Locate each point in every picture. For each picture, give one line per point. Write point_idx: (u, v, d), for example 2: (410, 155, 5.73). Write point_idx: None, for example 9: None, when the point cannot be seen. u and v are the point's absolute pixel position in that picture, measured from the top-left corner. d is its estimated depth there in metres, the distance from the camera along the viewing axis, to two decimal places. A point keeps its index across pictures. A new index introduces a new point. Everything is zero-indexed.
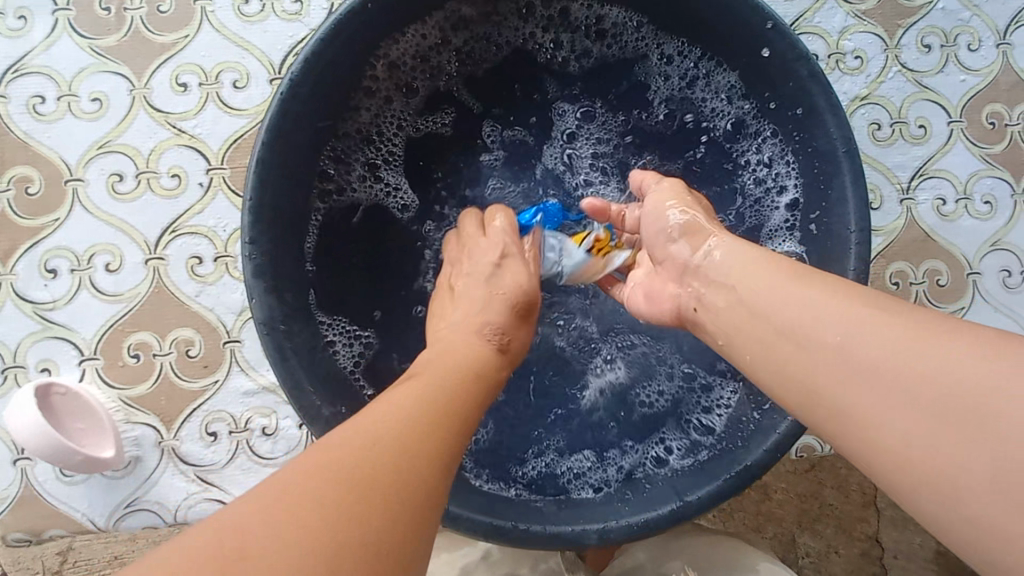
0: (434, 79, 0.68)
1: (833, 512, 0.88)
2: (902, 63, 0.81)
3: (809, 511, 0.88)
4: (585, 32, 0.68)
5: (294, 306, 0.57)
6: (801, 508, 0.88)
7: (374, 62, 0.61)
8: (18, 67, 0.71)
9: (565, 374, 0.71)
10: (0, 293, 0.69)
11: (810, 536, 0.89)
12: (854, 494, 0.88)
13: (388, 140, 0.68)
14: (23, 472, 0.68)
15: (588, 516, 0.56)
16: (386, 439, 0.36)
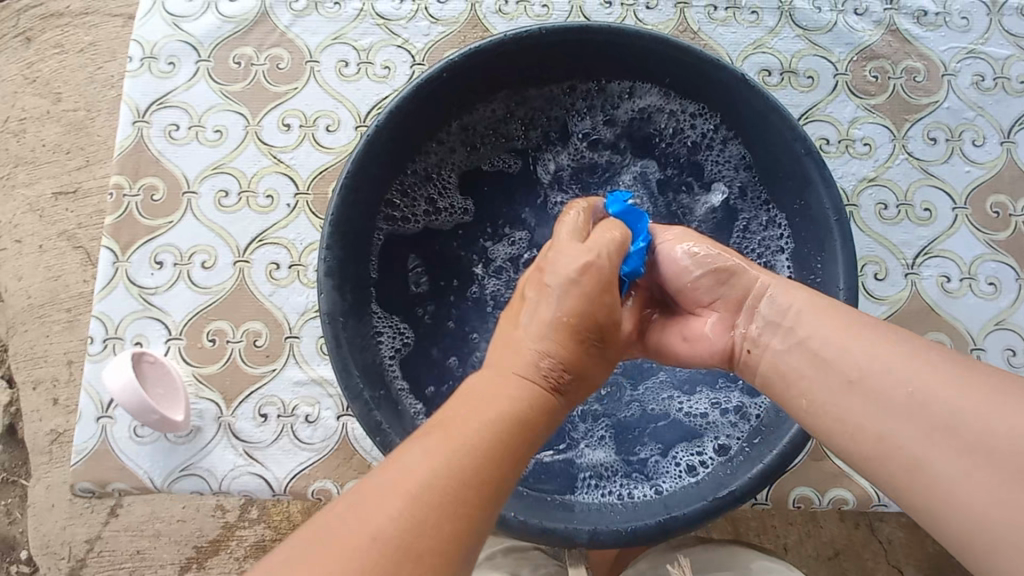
0: (489, 133, 0.80)
1: None
2: (908, 152, 0.90)
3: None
4: (618, 102, 0.80)
5: (353, 305, 0.68)
6: None
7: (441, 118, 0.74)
8: (163, 100, 0.89)
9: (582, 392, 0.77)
10: (115, 276, 0.83)
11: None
12: None
13: (446, 182, 0.80)
14: (103, 428, 0.80)
15: (588, 521, 0.62)
16: (427, 494, 0.41)
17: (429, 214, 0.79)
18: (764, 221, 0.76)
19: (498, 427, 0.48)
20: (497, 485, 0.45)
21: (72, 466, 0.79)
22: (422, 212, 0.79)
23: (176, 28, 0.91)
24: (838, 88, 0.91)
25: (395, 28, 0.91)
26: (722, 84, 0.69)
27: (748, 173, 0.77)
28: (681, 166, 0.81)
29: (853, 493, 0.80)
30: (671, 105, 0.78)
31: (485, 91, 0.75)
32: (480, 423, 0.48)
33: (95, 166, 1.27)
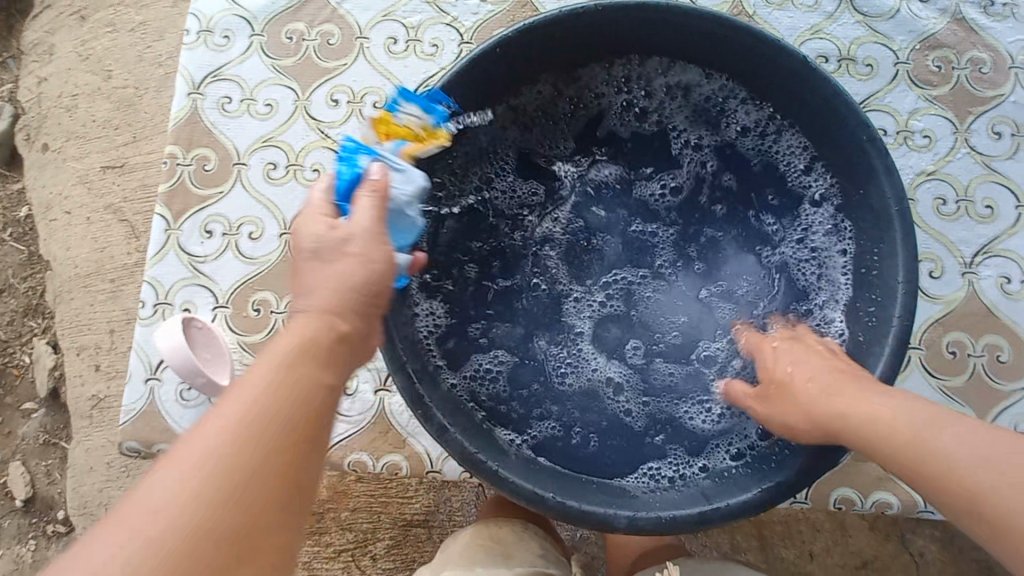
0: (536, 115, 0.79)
1: None
2: (971, 146, 0.86)
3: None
4: (669, 85, 0.78)
5: (399, 278, 0.68)
6: None
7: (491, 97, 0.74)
8: (216, 73, 0.91)
9: (626, 376, 0.77)
10: (167, 243, 0.86)
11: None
12: None
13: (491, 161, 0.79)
14: (151, 390, 0.82)
15: (630, 505, 0.62)
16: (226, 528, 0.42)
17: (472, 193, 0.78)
18: (818, 215, 0.74)
19: (275, 427, 0.45)
20: (274, 508, 0.44)
21: (121, 425, 0.82)
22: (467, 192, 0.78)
23: (231, 2, 0.92)
24: (898, 78, 0.87)
25: (444, 6, 0.90)
26: (783, 68, 0.68)
27: (803, 164, 0.75)
28: (732, 156, 0.79)
29: (898, 496, 0.78)
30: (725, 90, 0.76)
31: (534, 71, 0.74)
32: (264, 430, 0.45)
33: (142, 142, 1.30)
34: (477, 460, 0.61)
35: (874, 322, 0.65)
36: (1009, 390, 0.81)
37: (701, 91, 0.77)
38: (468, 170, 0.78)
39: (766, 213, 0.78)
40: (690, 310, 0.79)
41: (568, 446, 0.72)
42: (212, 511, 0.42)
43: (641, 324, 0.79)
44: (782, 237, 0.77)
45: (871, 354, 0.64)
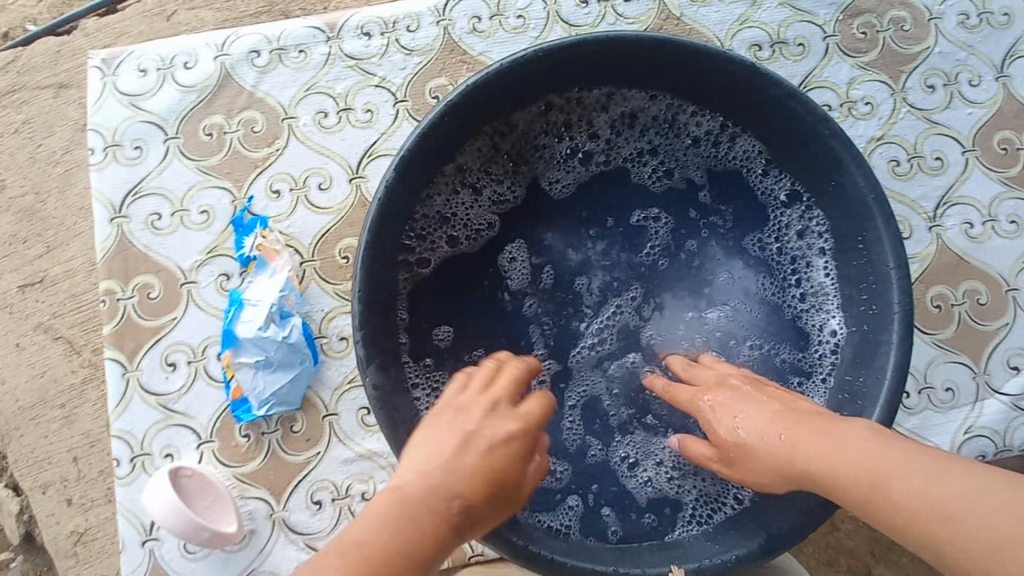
0: (496, 168, 0.76)
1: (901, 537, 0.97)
2: (910, 104, 0.88)
3: (881, 541, 0.97)
4: (618, 111, 0.76)
5: (398, 380, 0.64)
6: (871, 537, 0.97)
7: (445, 163, 0.70)
8: (136, 189, 0.82)
9: (649, 413, 0.76)
10: (127, 388, 0.78)
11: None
12: None
13: (459, 224, 0.76)
14: (151, 551, 0.75)
15: (688, 557, 0.62)
16: None
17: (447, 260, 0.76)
18: (791, 214, 0.75)
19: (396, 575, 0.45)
20: None
21: None
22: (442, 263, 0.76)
23: (134, 108, 0.84)
24: (831, 51, 0.89)
25: (369, 66, 0.85)
26: (730, 79, 0.66)
27: (763, 165, 0.75)
28: (696, 168, 0.79)
29: None
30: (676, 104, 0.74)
31: (483, 128, 0.71)
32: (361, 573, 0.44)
33: (59, 251, 1.05)
34: (530, 554, 0.58)
35: (876, 310, 0.65)
36: (994, 329, 0.84)
37: (653, 111, 0.76)
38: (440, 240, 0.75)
39: (740, 220, 0.79)
40: (693, 333, 0.79)
41: (605, 502, 0.73)
42: None
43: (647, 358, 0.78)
44: (761, 241, 0.78)
45: (881, 344, 0.64)
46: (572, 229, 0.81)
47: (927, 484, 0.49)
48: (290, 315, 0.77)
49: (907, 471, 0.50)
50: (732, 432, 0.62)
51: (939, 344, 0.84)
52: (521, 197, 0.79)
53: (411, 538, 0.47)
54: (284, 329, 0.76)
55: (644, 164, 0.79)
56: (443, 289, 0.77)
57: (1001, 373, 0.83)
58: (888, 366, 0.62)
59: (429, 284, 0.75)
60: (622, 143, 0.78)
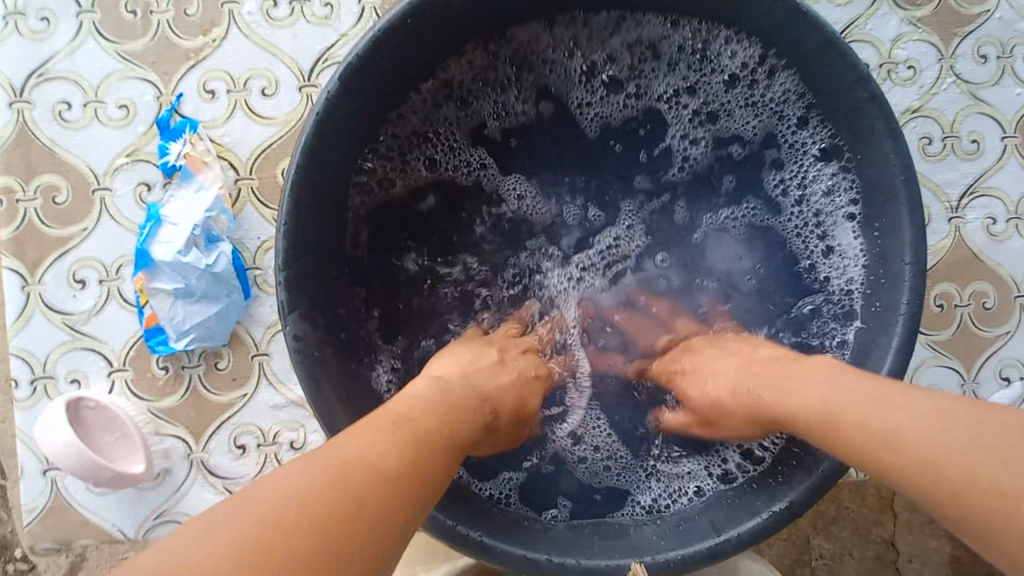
0: (491, 88, 0.66)
1: (848, 514, 0.98)
2: (957, 74, 0.77)
3: (825, 515, 0.98)
4: (640, 36, 0.63)
5: (327, 330, 0.55)
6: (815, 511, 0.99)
7: (415, 77, 0.58)
8: (41, 71, 0.69)
9: (608, 395, 0.70)
10: (29, 303, 0.68)
11: (817, 562, 0.99)
12: (871, 500, 0.98)
13: (444, 145, 0.67)
14: (54, 481, 0.69)
15: (636, 551, 0.54)
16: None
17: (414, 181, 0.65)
18: (825, 175, 0.63)
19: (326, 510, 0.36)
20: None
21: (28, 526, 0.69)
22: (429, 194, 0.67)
23: None
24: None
25: None
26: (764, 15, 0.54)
27: (806, 119, 0.63)
28: (730, 112, 0.67)
29: None
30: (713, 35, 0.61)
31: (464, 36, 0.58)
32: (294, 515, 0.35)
33: None
34: (457, 534, 0.52)
35: (880, 309, 0.57)
36: (993, 336, 0.77)
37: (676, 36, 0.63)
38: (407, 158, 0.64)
39: (774, 177, 0.68)
40: (672, 312, 0.71)
41: (551, 482, 0.65)
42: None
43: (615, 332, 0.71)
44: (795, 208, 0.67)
45: (876, 347, 0.56)
46: (551, 178, 0.71)
47: (913, 409, 0.42)
48: (218, 240, 0.67)
49: (881, 400, 0.44)
50: (704, 394, 0.60)
51: (931, 345, 0.78)
52: (525, 125, 0.69)
53: (393, 458, 0.41)
54: (210, 255, 0.66)
55: (655, 104, 0.68)
56: (407, 212, 0.67)
57: (990, 384, 0.77)
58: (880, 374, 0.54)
59: (411, 215, 0.67)
60: (648, 77, 0.67)
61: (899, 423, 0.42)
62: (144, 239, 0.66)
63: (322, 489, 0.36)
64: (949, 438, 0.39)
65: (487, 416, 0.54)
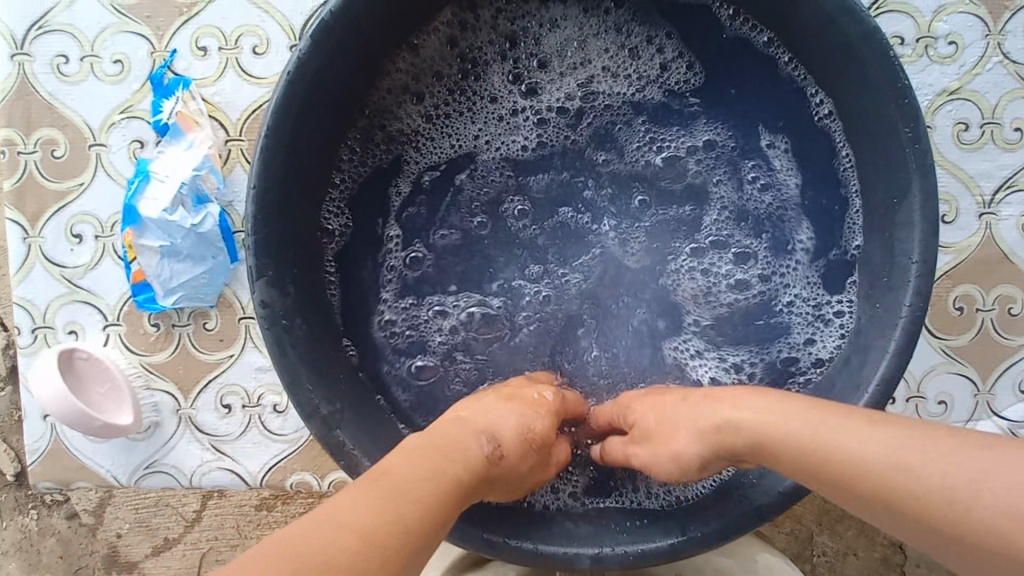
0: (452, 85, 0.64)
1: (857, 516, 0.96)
2: (1004, 53, 0.69)
3: (831, 513, 0.96)
4: (571, 33, 0.64)
5: (299, 299, 0.54)
6: (822, 510, 0.95)
7: (376, 41, 0.56)
8: (41, 23, 0.69)
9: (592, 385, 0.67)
10: (29, 255, 0.70)
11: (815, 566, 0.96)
12: None
13: (393, 131, 0.64)
14: (53, 427, 0.72)
15: (576, 539, 0.53)
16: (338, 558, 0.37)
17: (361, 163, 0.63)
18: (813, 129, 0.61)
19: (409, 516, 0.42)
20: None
21: (29, 466, 0.73)
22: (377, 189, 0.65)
23: None
24: None
25: None
26: None
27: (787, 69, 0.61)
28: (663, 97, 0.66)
29: None
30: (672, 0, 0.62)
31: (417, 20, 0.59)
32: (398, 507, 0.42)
33: None
34: None
35: (880, 309, 0.53)
36: (1014, 345, 0.72)
37: (611, 37, 0.64)
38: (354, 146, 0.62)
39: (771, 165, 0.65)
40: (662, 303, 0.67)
41: None
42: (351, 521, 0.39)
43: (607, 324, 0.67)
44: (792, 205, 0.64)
45: (873, 348, 0.52)
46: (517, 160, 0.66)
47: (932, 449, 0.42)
48: (207, 201, 0.68)
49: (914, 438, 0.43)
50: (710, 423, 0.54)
51: (945, 351, 0.72)
52: (464, 116, 0.65)
53: (416, 517, 0.42)
54: (197, 216, 0.67)
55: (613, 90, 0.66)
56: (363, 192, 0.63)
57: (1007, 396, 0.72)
58: (873, 378, 0.51)
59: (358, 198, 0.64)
60: (585, 76, 0.65)
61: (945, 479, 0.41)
62: (131, 202, 0.67)
63: (363, 546, 0.38)
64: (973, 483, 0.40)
65: (484, 450, 0.52)
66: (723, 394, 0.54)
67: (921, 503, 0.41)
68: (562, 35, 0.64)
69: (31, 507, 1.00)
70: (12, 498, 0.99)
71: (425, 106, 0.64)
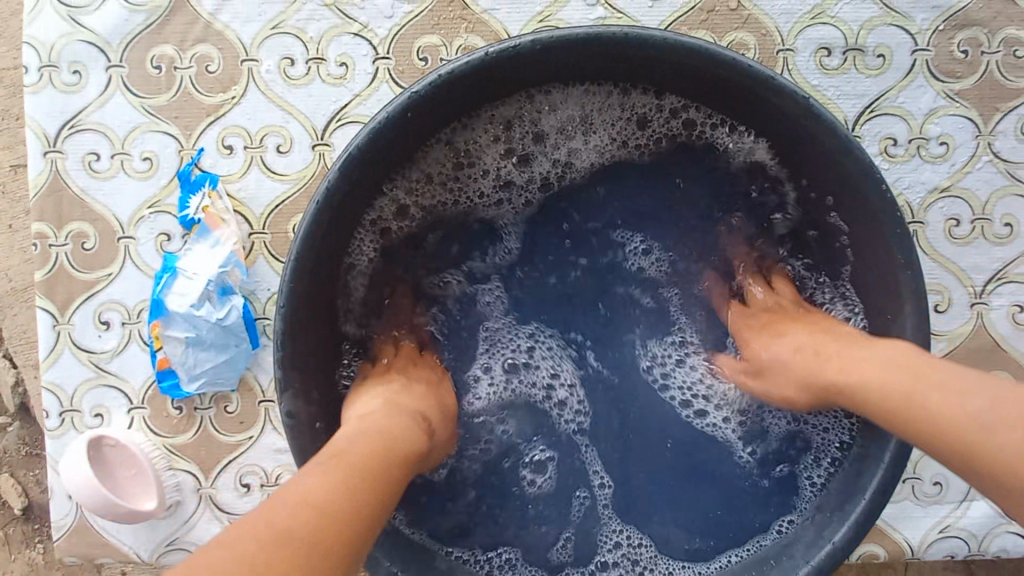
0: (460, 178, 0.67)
1: None
2: (994, 153, 0.72)
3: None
4: (571, 114, 0.65)
5: (321, 404, 0.57)
6: None
7: (393, 162, 0.59)
8: (74, 122, 0.72)
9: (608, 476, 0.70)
10: (59, 341, 0.73)
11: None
12: None
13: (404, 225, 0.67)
14: (77, 506, 0.74)
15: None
16: (257, 546, 0.40)
17: (381, 263, 0.66)
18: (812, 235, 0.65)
19: (331, 481, 0.45)
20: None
21: (54, 543, 0.75)
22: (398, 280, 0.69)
23: (74, 23, 0.72)
24: (916, 70, 0.72)
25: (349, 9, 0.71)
26: (769, 108, 0.54)
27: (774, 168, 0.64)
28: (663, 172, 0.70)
29: (884, 548, 0.74)
30: (676, 103, 0.63)
31: (430, 136, 0.60)
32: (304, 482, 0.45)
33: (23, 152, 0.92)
34: None
35: (876, 419, 0.56)
36: None
37: (615, 123, 0.66)
38: (369, 250, 0.65)
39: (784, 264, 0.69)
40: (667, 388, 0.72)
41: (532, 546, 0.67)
42: (282, 502, 0.43)
43: (619, 423, 0.71)
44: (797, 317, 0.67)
45: (869, 457, 0.55)
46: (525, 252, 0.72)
47: (950, 394, 0.47)
48: (231, 293, 0.71)
49: (947, 388, 0.47)
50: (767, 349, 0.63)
51: None
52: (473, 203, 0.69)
53: (341, 492, 0.45)
54: (222, 309, 0.70)
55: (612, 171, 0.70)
56: (383, 285, 0.68)
57: None
58: (869, 487, 0.53)
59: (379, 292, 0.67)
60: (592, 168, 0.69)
61: (950, 426, 0.46)
62: (158, 295, 0.70)
63: (271, 539, 0.40)
64: (989, 428, 0.44)
65: (420, 430, 0.57)
66: (831, 348, 0.56)
67: (948, 437, 0.46)
68: (564, 127, 0.66)
69: (39, 540, 1.01)
70: (29, 551, 1.01)
71: (435, 198, 0.67)
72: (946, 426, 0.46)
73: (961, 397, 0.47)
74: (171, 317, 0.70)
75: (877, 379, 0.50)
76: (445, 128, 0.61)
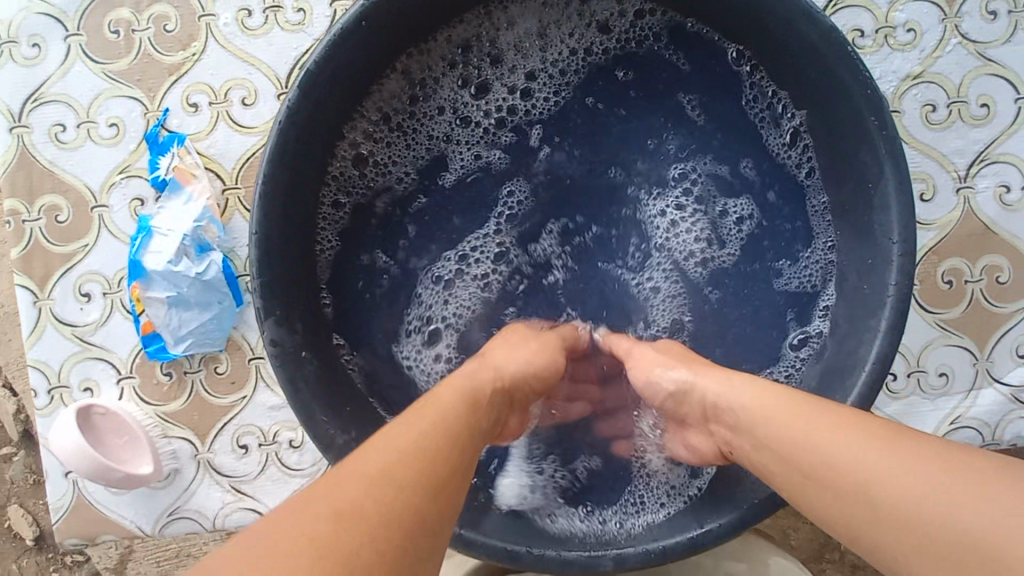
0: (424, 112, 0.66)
1: None
2: (963, 34, 0.72)
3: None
4: (528, 29, 0.65)
5: (305, 334, 0.56)
6: None
7: (356, 87, 0.58)
8: (37, 95, 0.72)
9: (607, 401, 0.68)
10: (41, 317, 0.72)
11: (828, 565, 0.92)
12: None
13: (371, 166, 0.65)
14: (74, 483, 0.73)
15: (601, 544, 0.54)
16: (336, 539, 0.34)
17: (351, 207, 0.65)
18: (775, 137, 0.65)
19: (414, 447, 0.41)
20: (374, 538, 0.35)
21: (54, 524, 0.74)
22: (369, 243, 0.67)
23: None
24: None
25: None
26: None
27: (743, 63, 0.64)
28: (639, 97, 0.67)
29: None
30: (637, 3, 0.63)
31: (388, 58, 0.60)
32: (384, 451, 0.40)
33: None
34: None
35: (869, 290, 0.55)
36: (1007, 312, 0.73)
37: (576, 34, 0.66)
38: (337, 193, 0.64)
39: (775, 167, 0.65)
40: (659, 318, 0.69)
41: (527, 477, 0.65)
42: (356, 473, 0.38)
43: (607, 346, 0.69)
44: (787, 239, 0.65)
45: (866, 329, 0.54)
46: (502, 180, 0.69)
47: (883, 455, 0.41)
48: (208, 249, 0.70)
49: (874, 442, 0.42)
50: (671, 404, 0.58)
51: (939, 324, 0.74)
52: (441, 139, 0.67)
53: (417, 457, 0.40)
54: (201, 264, 0.69)
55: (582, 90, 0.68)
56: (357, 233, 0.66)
57: (1006, 362, 0.73)
58: (869, 357, 0.52)
59: (352, 252, 0.66)
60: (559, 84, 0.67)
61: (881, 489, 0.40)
62: (135, 258, 0.69)
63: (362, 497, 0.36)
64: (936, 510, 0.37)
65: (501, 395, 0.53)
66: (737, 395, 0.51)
67: (885, 507, 0.39)
68: (524, 43, 0.65)
69: (53, 570, 0.96)
70: (35, 558, 0.96)
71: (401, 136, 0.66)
72: (879, 477, 0.40)
73: (892, 452, 0.41)
74: (150, 278, 0.69)
75: (813, 435, 0.44)
76: (400, 49, 0.60)
